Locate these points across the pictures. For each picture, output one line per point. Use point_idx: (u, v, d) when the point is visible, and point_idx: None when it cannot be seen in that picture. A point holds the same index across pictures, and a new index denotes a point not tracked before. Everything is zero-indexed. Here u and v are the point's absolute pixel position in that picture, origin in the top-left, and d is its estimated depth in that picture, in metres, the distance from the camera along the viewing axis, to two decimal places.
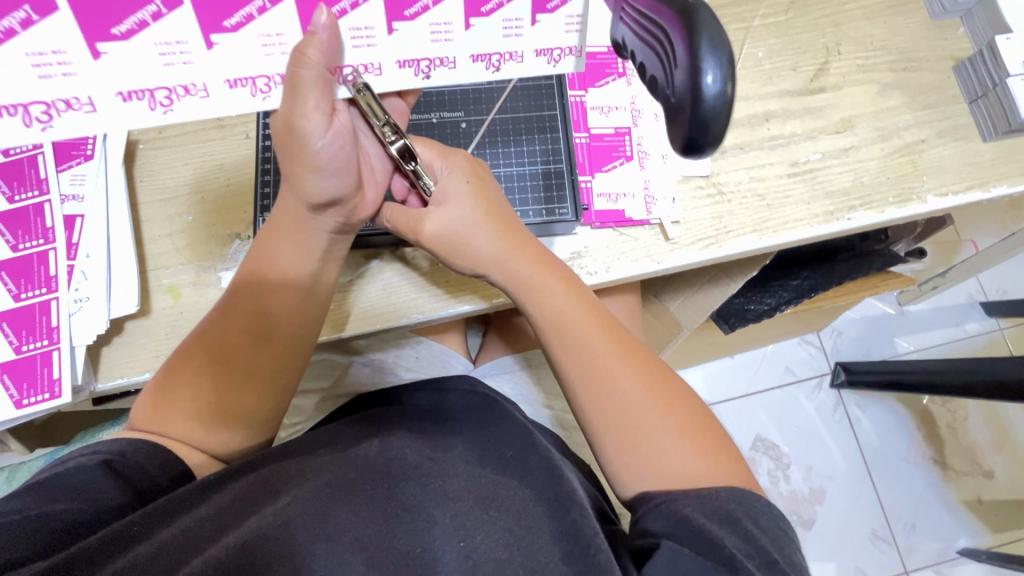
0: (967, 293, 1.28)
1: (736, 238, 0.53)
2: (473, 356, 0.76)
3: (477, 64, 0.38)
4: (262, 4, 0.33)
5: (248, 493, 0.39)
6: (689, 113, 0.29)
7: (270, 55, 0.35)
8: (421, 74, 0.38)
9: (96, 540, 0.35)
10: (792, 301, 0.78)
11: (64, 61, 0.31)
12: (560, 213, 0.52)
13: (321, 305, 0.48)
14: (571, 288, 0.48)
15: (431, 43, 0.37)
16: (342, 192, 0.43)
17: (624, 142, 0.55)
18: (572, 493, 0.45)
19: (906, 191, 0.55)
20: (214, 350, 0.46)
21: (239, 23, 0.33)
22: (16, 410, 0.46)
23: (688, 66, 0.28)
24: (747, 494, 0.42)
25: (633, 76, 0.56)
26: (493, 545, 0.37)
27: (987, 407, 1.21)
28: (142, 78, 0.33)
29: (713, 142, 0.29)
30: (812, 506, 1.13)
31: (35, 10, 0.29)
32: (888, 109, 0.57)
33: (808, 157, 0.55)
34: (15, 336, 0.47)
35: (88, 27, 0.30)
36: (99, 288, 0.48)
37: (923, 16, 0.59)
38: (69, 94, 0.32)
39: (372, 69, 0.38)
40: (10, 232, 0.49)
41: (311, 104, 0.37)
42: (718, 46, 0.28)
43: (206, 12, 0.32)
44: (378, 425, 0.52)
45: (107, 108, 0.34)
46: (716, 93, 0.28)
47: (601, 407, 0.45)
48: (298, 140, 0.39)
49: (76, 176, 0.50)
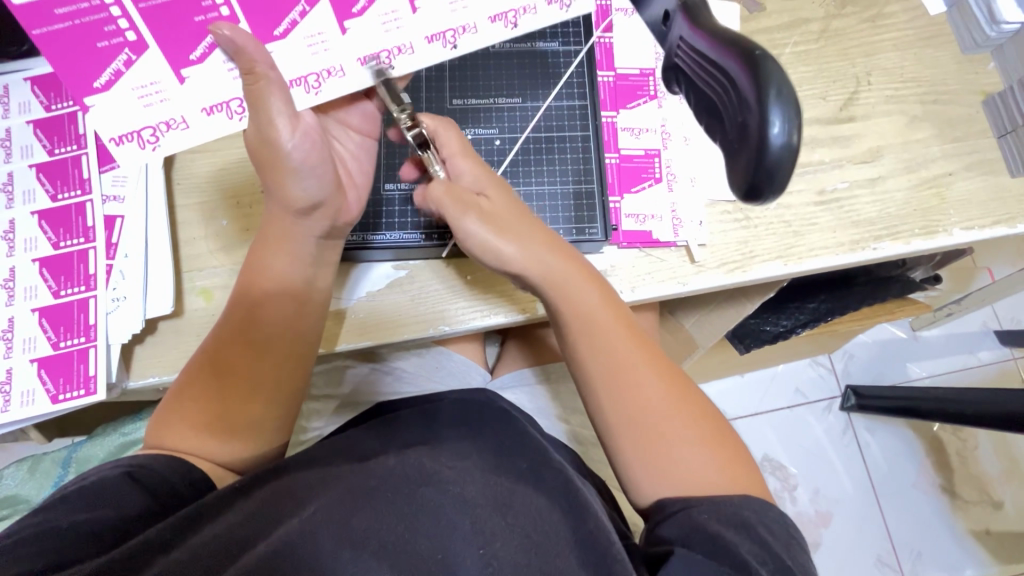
0: (981, 321, 1.27)
1: (762, 263, 0.53)
2: (490, 365, 0.76)
3: (496, 24, 0.41)
4: (303, 8, 0.39)
5: (274, 499, 0.40)
6: (752, 161, 0.29)
7: (316, 53, 0.40)
8: (449, 45, 0.41)
9: (134, 547, 0.37)
10: (809, 323, 0.79)
11: (160, 89, 0.39)
12: (590, 233, 0.53)
13: (317, 310, 0.49)
14: (600, 289, 0.48)
15: (451, 14, 0.40)
16: (323, 193, 0.45)
17: (653, 164, 0.55)
18: (586, 499, 0.44)
19: (932, 223, 0.55)
20: (214, 363, 0.47)
21: (285, 30, 0.40)
22: (51, 404, 0.47)
23: (756, 113, 0.28)
24: (764, 503, 0.43)
25: (664, 99, 0.56)
26: (513, 550, 0.38)
27: (999, 438, 1.20)
28: (219, 92, 0.40)
29: (775, 190, 0.30)
30: (818, 528, 1.13)
31: (132, 51, 0.37)
32: (917, 140, 0.57)
33: (835, 186, 0.56)
34: (53, 332, 0.48)
35: (173, 57, 0.38)
36: (135, 288, 0.49)
37: (954, 50, 0.60)
38: (167, 116, 0.40)
39: (405, 50, 0.41)
40: (52, 230, 0.50)
41: (275, 107, 0.40)
42: (786, 100, 0.28)
43: (260, 25, 0.39)
44: (398, 438, 0.53)
45: (197, 123, 0.40)
46: (782, 143, 0.28)
47: (624, 411, 0.46)
48: (271, 149, 0.42)
49: (118, 177, 0.52)
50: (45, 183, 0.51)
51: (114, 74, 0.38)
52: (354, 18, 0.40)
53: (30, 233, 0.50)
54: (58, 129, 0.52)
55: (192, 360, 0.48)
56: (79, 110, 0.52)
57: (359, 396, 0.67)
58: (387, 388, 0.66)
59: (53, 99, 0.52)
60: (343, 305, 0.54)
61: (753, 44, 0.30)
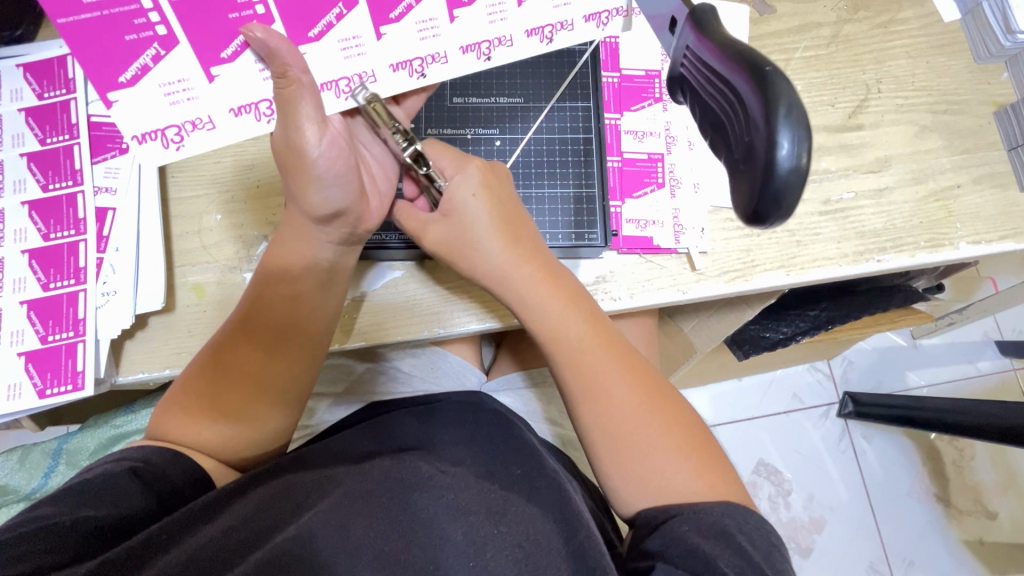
0: (983, 331, 1.26)
1: (764, 272, 0.52)
2: (486, 366, 0.76)
3: (532, 39, 0.42)
4: (340, 11, 0.39)
5: (269, 502, 0.40)
6: (759, 185, 0.28)
7: (349, 56, 0.40)
8: (483, 56, 0.42)
9: (129, 546, 0.36)
10: (809, 331, 0.78)
11: (188, 87, 0.38)
12: (589, 239, 0.52)
13: (328, 318, 0.48)
14: (571, 298, 0.48)
15: (489, 24, 0.41)
16: (345, 202, 0.44)
17: (656, 168, 0.54)
18: (578, 512, 0.44)
19: (938, 236, 0.54)
20: (221, 370, 0.46)
21: (320, 32, 0.39)
22: (38, 399, 0.47)
23: (762, 134, 0.27)
24: (743, 511, 0.42)
25: (669, 102, 0.55)
26: (503, 562, 0.37)
27: (996, 449, 1.20)
28: (248, 93, 0.40)
29: (781, 214, 0.29)
30: (811, 534, 1.13)
31: (161, 46, 0.37)
32: (926, 151, 0.56)
33: (841, 196, 0.55)
34: (42, 326, 0.47)
35: (203, 55, 0.37)
36: (126, 282, 0.48)
37: (967, 58, 0.58)
38: (194, 115, 0.39)
39: (438, 58, 0.42)
40: (42, 221, 0.49)
41: (304, 113, 0.39)
42: (797, 119, 0.27)
43: (295, 27, 0.39)
44: (391, 440, 0.52)
45: (223, 124, 0.40)
46: (790, 166, 0.27)
47: (602, 423, 0.46)
48: (297, 154, 0.41)
49: (110, 168, 0.51)
50: (36, 173, 0.50)
51: (140, 69, 0.37)
52: (391, 23, 0.40)
53: (20, 224, 0.49)
54: (49, 118, 0.51)
55: (199, 368, 0.46)
56: (72, 99, 0.51)
57: (358, 393, 0.67)
58: (384, 387, 0.66)
59: (45, 86, 0.51)
60: (354, 297, 0.53)
61: (764, 57, 0.28)
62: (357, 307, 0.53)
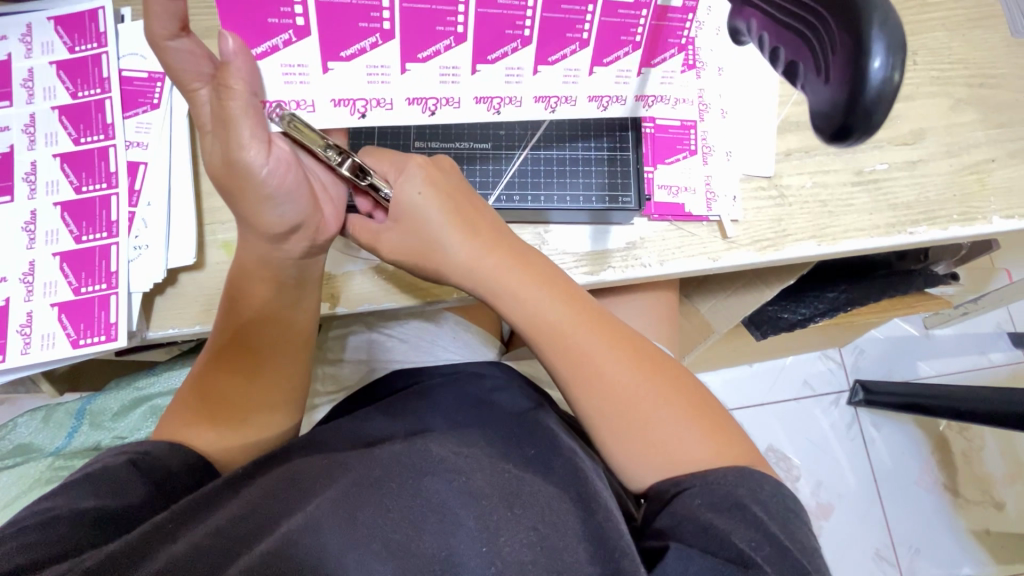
0: (994, 322, 1.26)
1: (795, 243, 0.52)
2: (505, 338, 0.76)
3: (592, 103, 0.46)
4: (450, 43, 0.41)
5: (276, 488, 0.40)
6: (845, 102, 0.28)
7: (444, 82, 0.43)
8: (550, 108, 0.45)
9: (132, 541, 0.36)
10: (827, 313, 0.77)
11: (304, 73, 0.41)
12: (623, 202, 0.51)
13: (293, 321, 0.48)
14: (546, 284, 0.47)
15: (562, 84, 0.44)
16: (300, 216, 0.44)
17: (689, 135, 0.54)
18: (597, 492, 0.44)
19: (971, 210, 0.54)
20: (205, 377, 0.47)
21: (428, 56, 0.41)
22: (71, 349, 0.47)
23: (843, 63, 0.28)
24: (753, 477, 0.42)
25: (703, 69, 0.55)
26: (516, 547, 0.38)
27: (1003, 438, 1.20)
28: (352, 90, 0.42)
29: (866, 131, 0.29)
30: (818, 520, 1.13)
31: (296, 34, 0.39)
32: (961, 124, 0.55)
33: (874, 167, 0.54)
34: (75, 277, 0.48)
35: (326, 49, 0.40)
36: (157, 237, 0.48)
37: (1004, 32, 0.58)
38: (300, 97, 0.42)
39: (515, 101, 0.45)
40: (74, 173, 0.49)
41: (246, 134, 0.39)
42: (890, 33, 0.28)
43: (408, 48, 0.41)
44: (411, 416, 0.53)
45: (322, 110, 0.43)
46: (881, 77, 0.27)
47: (607, 407, 0.46)
48: (245, 176, 0.41)
49: (141, 123, 0.50)
50: (67, 126, 0.50)
51: (271, 48, 0.39)
52: (487, 63, 0.42)
53: (51, 176, 0.49)
54: (81, 72, 0.50)
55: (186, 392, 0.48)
56: (103, 53, 0.50)
57: (371, 365, 0.66)
58: (395, 357, 0.64)
59: (77, 40, 0.51)
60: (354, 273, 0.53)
61: None
62: (352, 277, 0.53)
